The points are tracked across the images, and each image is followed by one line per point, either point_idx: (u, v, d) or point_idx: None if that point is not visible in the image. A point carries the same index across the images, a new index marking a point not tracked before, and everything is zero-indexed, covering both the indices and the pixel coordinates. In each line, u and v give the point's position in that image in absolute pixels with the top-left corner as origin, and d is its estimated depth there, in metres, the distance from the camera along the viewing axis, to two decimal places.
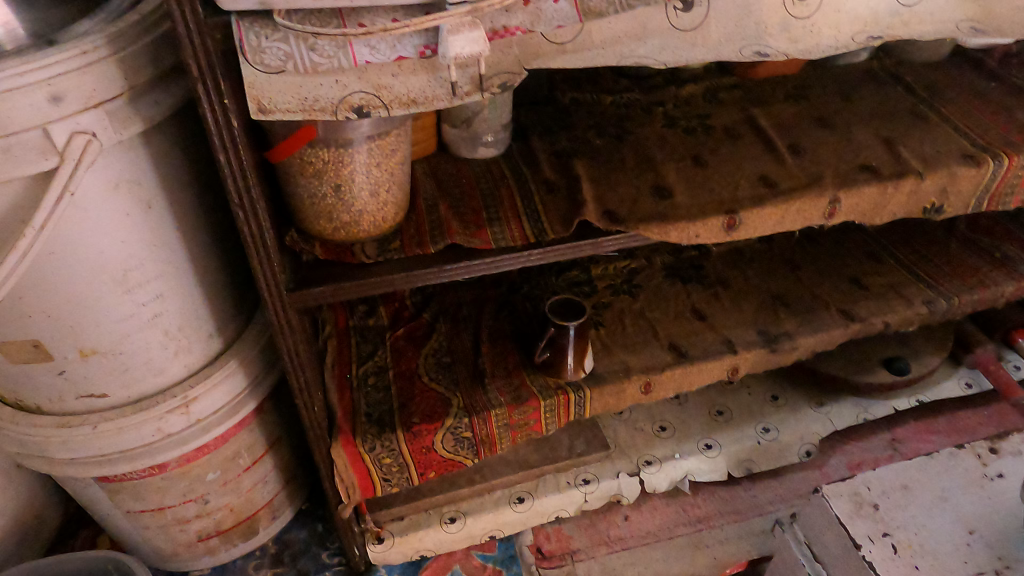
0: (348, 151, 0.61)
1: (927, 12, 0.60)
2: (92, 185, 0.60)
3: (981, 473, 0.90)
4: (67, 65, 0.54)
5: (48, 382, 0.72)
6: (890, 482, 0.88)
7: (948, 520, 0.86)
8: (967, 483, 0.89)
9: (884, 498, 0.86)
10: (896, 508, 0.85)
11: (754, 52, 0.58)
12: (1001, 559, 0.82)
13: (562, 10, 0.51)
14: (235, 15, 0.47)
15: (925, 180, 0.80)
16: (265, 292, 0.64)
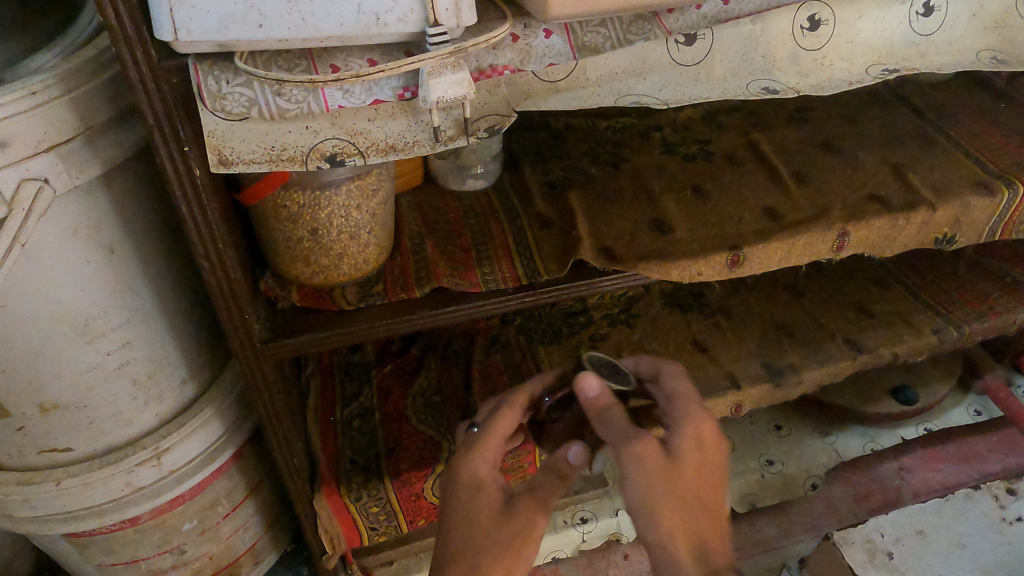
0: (324, 194, 0.57)
1: (944, 42, 0.56)
2: (46, 235, 0.55)
3: (1001, 517, 1.03)
4: (14, 108, 0.49)
5: (5, 439, 0.67)
6: (905, 527, 1.02)
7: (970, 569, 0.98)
8: (986, 528, 1.02)
9: (898, 546, 1.00)
10: (911, 556, 0.99)
11: (762, 87, 0.54)
12: None
13: (556, 46, 0.47)
14: (192, 58, 0.42)
15: (938, 211, 0.76)
16: (236, 344, 0.60)
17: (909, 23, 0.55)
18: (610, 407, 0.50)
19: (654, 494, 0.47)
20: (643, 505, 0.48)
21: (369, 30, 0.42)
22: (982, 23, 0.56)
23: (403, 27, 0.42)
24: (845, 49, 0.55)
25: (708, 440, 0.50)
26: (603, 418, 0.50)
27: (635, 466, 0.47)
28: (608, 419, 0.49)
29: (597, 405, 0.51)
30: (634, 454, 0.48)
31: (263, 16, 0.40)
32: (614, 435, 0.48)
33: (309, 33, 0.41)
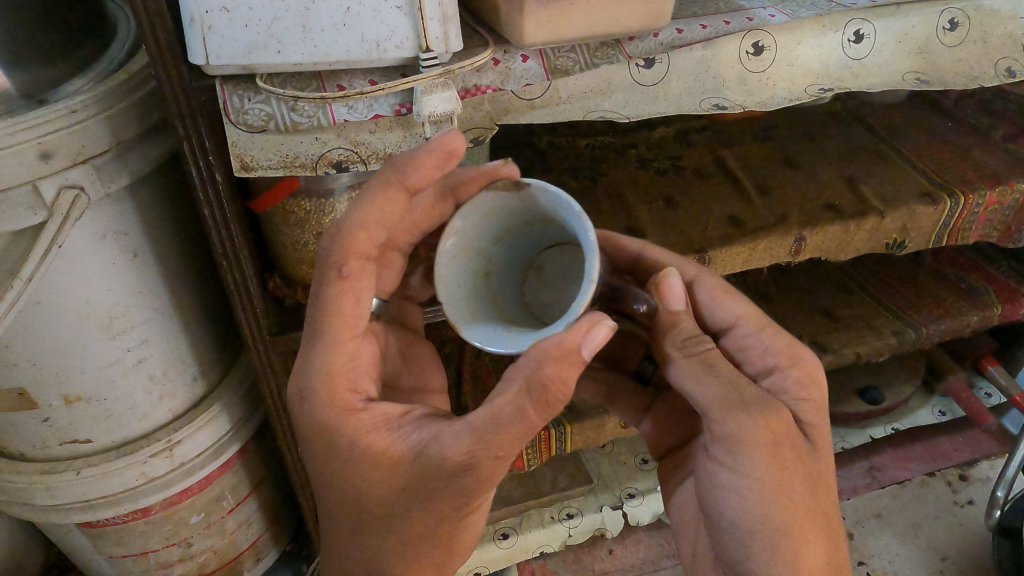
0: (328, 201, 0.63)
1: (875, 65, 0.65)
2: (79, 238, 0.61)
3: (954, 500, 1.12)
4: (57, 124, 0.56)
5: (32, 430, 0.72)
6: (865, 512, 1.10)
7: (924, 548, 1.06)
8: (939, 510, 1.11)
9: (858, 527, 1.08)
10: (871, 537, 1.07)
11: (713, 104, 0.61)
12: (946, 559, 1.04)
13: (531, 68, 0.55)
14: (219, 79, 0.50)
15: (886, 218, 0.83)
16: (249, 337, 0.67)
17: (841, 49, 0.64)
18: (748, 397, 0.49)
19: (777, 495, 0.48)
20: (761, 501, 0.48)
21: (370, 55, 0.49)
22: (907, 49, 0.65)
23: (400, 53, 0.50)
24: (786, 71, 0.63)
25: (819, 430, 0.53)
26: (730, 414, 0.48)
27: (757, 460, 0.48)
28: (739, 411, 0.48)
29: (716, 394, 0.49)
30: (762, 450, 0.48)
31: (281, 43, 0.47)
32: (740, 429, 0.48)
33: (320, 58, 0.48)
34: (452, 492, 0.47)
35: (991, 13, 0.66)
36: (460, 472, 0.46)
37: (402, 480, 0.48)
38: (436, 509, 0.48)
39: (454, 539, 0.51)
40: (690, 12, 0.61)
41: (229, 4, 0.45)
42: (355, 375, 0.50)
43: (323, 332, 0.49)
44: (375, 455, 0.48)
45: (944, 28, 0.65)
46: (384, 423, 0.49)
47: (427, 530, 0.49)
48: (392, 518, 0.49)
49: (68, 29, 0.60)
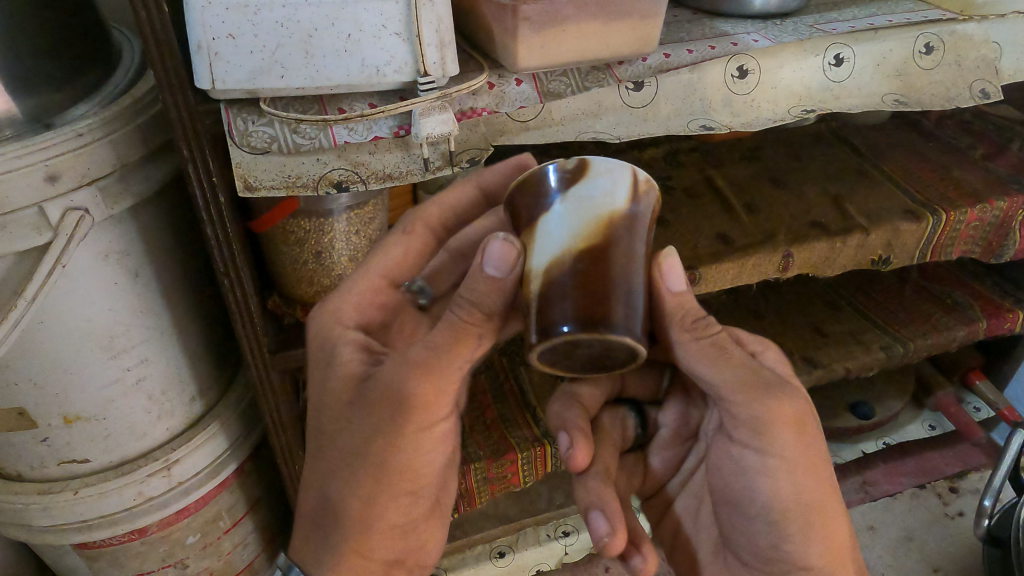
0: (327, 221, 0.65)
1: (855, 87, 0.68)
2: (82, 259, 0.62)
3: (944, 511, 1.12)
4: (63, 147, 0.57)
5: (30, 450, 0.72)
6: (859, 524, 1.10)
7: (917, 560, 1.06)
8: (932, 523, 1.11)
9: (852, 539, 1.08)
10: (864, 549, 1.07)
11: (701, 125, 0.63)
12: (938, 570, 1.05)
13: (524, 91, 0.57)
14: (223, 104, 0.51)
15: (871, 234, 0.86)
16: (249, 355, 0.68)
17: (823, 72, 0.67)
18: (768, 378, 0.48)
19: (799, 474, 0.49)
20: (786, 479, 0.49)
21: (370, 79, 0.51)
22: (886, 72, 0.68)
23: (399, 77, 0.52)
24: (771, 93, 0.66)
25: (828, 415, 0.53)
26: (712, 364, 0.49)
27: (787, 440, 0.48)
28: (762, 399, 0.47)
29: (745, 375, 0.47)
30: (787, 431, 0.48)
31: (285, 69, 0.49)
32: (766, 411, 0.47)
33: (323, 82, 0.50)
34: (386, 400, 0.46)
35: (964, 37, 0.69)
36: (405, 373, 0.45)
37: (353, 393, 0.48)
38: (376, 419, 0.46)
39: (393, 467, 0.48)
40: (676, 38, 0.64)
41: (236, 31, 0.47)
42: (365, 309, 0.54)
43: (368, 264, 0.56)
44: (341, 368, 0.49)
45: (920, 52, 0.68)
46: (357, 343, 0.51)
47: (364, 447, 0.48)
48: (336, 433, 0.49)
49: (78, 55, 0.62)
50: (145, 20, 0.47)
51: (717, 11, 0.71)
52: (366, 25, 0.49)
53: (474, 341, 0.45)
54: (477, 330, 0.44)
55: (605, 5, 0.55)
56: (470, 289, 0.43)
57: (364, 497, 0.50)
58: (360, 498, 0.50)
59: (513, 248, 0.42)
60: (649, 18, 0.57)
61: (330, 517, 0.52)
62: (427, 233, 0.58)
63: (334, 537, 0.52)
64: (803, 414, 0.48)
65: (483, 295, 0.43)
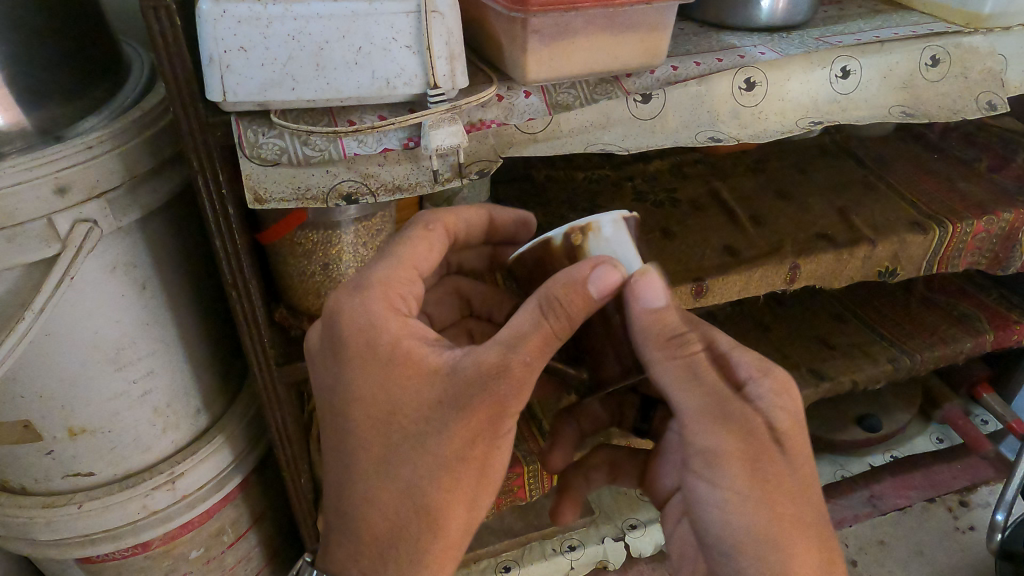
0: (335, 232, 0.65)
1: (862, 99, 0.68)
2: (90, 271, 0.62)
3: (955, 526, 1.11)
4: (74, 160, 0.57)
5: (35, 463, 0.72)
6: (868, 538, 1.09)
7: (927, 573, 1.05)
8: (942, 537, 1.10)
9: (862, 554, 1.07)
10: (874, 563, 1.06)
11: (709, 137, 0.63)
12: None
13: (534, 103, 0.58)
14: (234, 116, 0.52)
15: (878, 246, 0.85)
16: (255, 366, 0.68)
17: (830, 84, 0.67)
18: (727, 410, 0.47)
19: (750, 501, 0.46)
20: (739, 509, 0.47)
21: (381, 91, 0.52)
22: (892, 84, 0.68)
23: (409, 90, 0.52)
24: (778, 105, 0.66)
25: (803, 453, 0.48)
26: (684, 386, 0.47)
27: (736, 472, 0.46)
28: (719, 420, 0.46)
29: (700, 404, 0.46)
30: (737, 462, 0.46)
31: (296, 81, 0.50)
32: (717, 442, 0.46)
33: (333, 94, 0.51)
34: (486, 405, 0.44)
35: (970, 50, 0.69)
36: (501, 376, 0.44)
37: (438, 393, 0.45)
38: (478, 420, 0.45)
39: (491, 464, 0.48)
40: (684, 51, 0.64)
41: (248, 44, 0.48)
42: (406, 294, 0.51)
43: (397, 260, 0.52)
44: (398, 362, 0.47)
45: (927, 64, 0.69)
46: (417, 337, 0.48)
47: (465, 449, 0.46)
48: (422, 436, 0.46)
49: (89, 68, 0.62)
50: (156, 32, 0.47)
51: (724, 23, 0.71)
52: (377, 37, 0.50)
53: (556, 339, 0.44)
54: (558, 334, 0.44)
55: (614, 18, 0.55)
56: (564, 295, 0.43)
57: (459, 499, 0.47)
58: (438, 503, 0.47)
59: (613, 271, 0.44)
60: (658, 31, 0.57)
61: (402, 524, 0.48)
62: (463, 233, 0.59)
63: (393, 544, 0.48)
64: (752, 446, 0.46)
65: (574, 300, 0.43)
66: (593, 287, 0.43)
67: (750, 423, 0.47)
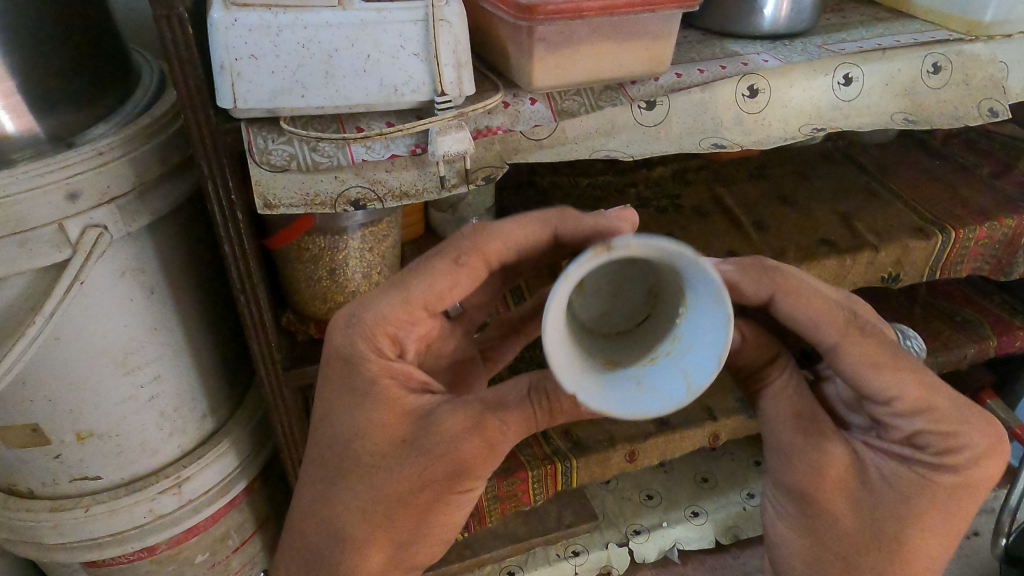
0: (341, 238, 0.65)
1: (863, 107, 0.69)
2: (100, 276, 0.63)
3: (958, 531, 1.12)
4: (84, 165, 0.58)
5: (42, 466, 0.73)
6: None
7: None
8: None
9: None
10: None
11: (712, 143, 0.64)
12: None
13: (539, 111, 0.58)
14: (245, 122, 0.52)
15: (881, 252, 0.86)
16: (262, 368, 0.68)
17: (832, 91, 0.67)
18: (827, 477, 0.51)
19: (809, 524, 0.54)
20: (795, 530, 0.55)
21: (388, 99, 0.52)
22: (894, 91, 0.69)
23: (416, 97, 0.53)
24: (781, 112, 0.67)
25: (924, 506, 0.50)
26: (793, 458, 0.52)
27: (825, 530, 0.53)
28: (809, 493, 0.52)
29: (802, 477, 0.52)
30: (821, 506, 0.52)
31: (305, 88, 0.50)
32: (793, 481, 0.53)
33: (342, 101, 0.52)
34: (444, 456, 0.47)
35: (970, 57, 0.70)
36: (464, 436, 0.46)
37: (405, 432, 0.48)
38: (431, 469, 0.47)
39: (430, 514, 0.49)
40: (687, 58, 0.65)
41: (258, 52, 0.48)
42: (401, 334, 0.51)
43: (406, 289, 0.49)
44: (387, 398, 0.48)
45: (929, 71, 0.69)
46: (401, 377, 0.49)
47: (408, 495, 0.48)
48: (373, 472, 0.48)
49: (99, 75, 0.63)
50: (169, 40, 0.47)
51: (726, 30, 0.72)
52: (386, 45, 0.50)
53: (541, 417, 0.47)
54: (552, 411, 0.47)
55: (617, 27, 0.56)
56: (555, 389, 0.46)
57: (392, 536, 0.50)
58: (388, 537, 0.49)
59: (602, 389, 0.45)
60: (662, 38, 0.58)
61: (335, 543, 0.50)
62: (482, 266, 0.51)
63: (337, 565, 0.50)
64: (815, 495, 0.52)
65: (564, 400, 0.46)
66: (579, 389, 0.45)
67: (826, 465, 0.51)
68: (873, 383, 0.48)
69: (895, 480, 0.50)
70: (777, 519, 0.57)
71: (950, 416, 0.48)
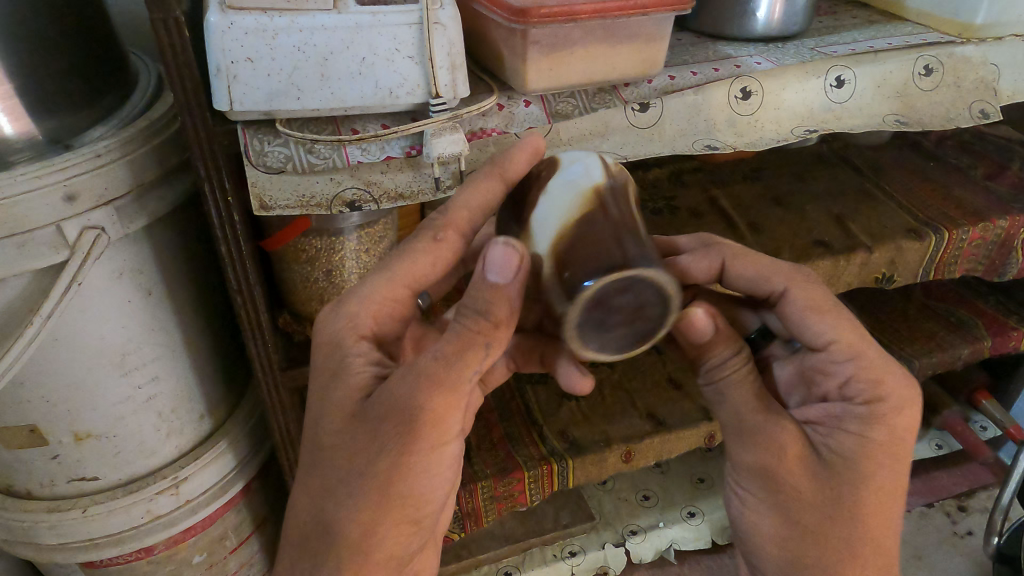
0: (338, 240, 0.66)
1: (856, 108, 0.69)
2: (97, 277, 0.63)
3: (954, 532, 1.12)
4: (83, 167, 0.58)
5: (40, 467, 0.73)
6: None
7: None
8: (941, 541, 1.10)
9: None
10: None
11: (705, 145, 0.65)
12: None
13: (533, 112, 0.59)
14: (241, 125, 0.53)
15: (875, 253, 0.86)
16: (259, 368, 0.69)
17: (825, 93, 0.68)
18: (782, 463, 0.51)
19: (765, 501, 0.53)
20: (767, 511, 0.53)
21: (383, 100, 0.53)
22: (886, 93, 0.69)
23: (411, 99, 0.53)
24: (774, 114, 0.67)
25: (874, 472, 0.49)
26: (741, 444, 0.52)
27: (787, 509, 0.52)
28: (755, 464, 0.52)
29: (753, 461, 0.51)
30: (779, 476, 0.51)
31: (301, 91, 0.51)
32: (752, 458, 0.52)
33: (337, 103, 0.52)
34: (393, 413, 0.44)
35: (962, 60, 0.71)
36: (416, 387, 0.44)
37: (355, 405, 0.47)
38: (387, 434, 0.44)
39: (397, 493, 0.46)
40: (681, 61, 0.66)
41: (254, 54, 0.49)
42: (383, 315, 0.52)
43: (389, 268, 0.52)
44: (349, 378, 0.48)
45: (920, 73, 0.70)
46: (373, 358, 0.49)
47: (371, 467, 0.45)
48: (342, 448, 0.46)
49: (97, 77, 0.63)
50: (167, 43, 0.48)
51: (720, 33, 0.72)
52: (380, 48, 0.51)
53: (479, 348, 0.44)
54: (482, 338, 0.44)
55: (611, 30, 0.56)
56: (474, 294, 0.43)
57: (365, 521, 0.46)
58: (361, 522, 0.46)
59: (517, 257, 0.42)
60: (655, 40, 0.59)
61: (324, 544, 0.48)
62: (456, 241, 0.52)
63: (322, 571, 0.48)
64: (777, 471, 0.51)
65: (491, 305, 0.43)
66: (493, 275, 0.42)
67: (780, 444, 0.50)
68: (811, 326, 0.51)
69: (855, 451, 0.50)
70: (738, 502, 0.56)
71: (880, 363, 0.50)
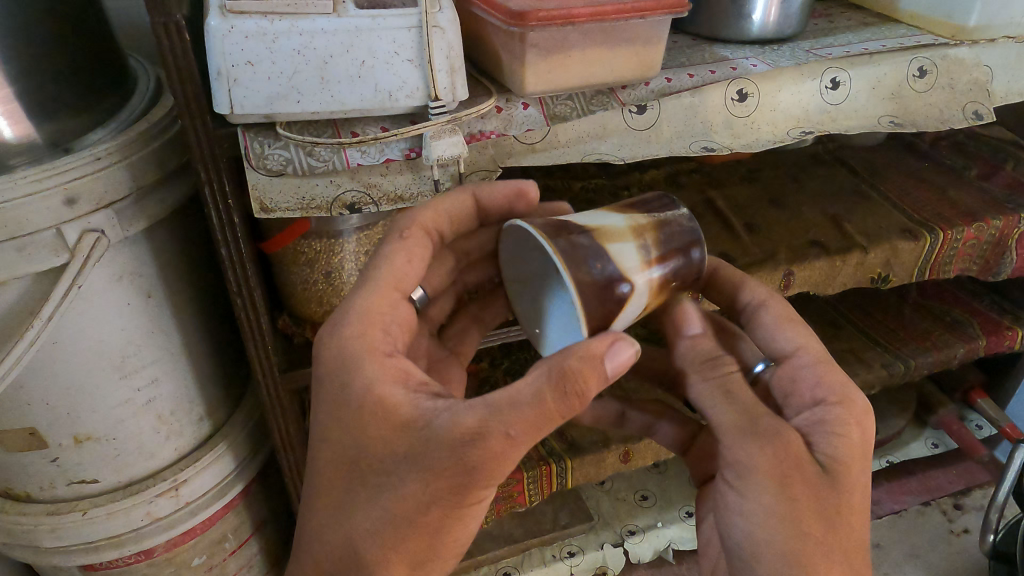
0: (338, 242, 0.66)
1: (851, 110, 0.70)
2: (97, 280, 0.64)
3: (950, 530, 1.13)
4: (83, 171, 0.58)
5: (40, 470, 0.73)
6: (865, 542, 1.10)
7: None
8: (937, 539, 1.11)
9: None
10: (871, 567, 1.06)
11: (702, 146, 0.65)
12: None
13: (531, 115, 0.59)
14: (240, 128, 0.53)
15: (870, 253, 0.87)
16: (259, 372, 0.69)
17: (820, 95, 0.69)
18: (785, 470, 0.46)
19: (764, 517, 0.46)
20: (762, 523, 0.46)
21: (383, 103, 0.53)
22: (881, 95, 0.70)
23: (410, 102, 0.54)
24: (770, 116, 0.68)
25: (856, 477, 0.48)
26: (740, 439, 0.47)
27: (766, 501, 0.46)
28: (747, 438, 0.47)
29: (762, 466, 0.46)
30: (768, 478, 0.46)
31: (301, 94, 0.51)
32: (752, 459, 0.47)
33: (337, 107, 0.52)
34: (446, 471, 0.43)
35: (956, 61, 0.71)
36: (471, 441, 0.42)
37: (405, 450, 0.45)
38: (433, 487, 0.44)
39: (440, 537, 0.47)
40: (678, 64, 0.66)
41: (254, 58, 0.49)
42: (388, 324, 0.50)
43: (374, 278, 0.52)
44: (389, 414, 0.45)
45: (914, 75, 0.71)
46: (403, 380, 0.47)
47: (415, 513, 0.45)
48: (381, 490, 0.46)
49: (97, 81, 0.63)
50: (167, 47, 0.48)
51: (716, 36, 0.73)
52: (380, 51, 0.51)
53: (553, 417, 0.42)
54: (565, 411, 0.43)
55: (609, 33, 0.57)
56: (583, 371, 0.42)
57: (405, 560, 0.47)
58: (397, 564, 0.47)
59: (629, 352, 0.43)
60: (651, 43, 0.59)
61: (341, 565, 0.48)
62: (426, 237, 0.54)
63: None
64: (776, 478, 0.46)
65: (578, 371, 0.42)
66: (609, 366, 0.43)
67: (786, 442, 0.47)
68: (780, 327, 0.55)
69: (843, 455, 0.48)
70: (733, 511, 0.48)
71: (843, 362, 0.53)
